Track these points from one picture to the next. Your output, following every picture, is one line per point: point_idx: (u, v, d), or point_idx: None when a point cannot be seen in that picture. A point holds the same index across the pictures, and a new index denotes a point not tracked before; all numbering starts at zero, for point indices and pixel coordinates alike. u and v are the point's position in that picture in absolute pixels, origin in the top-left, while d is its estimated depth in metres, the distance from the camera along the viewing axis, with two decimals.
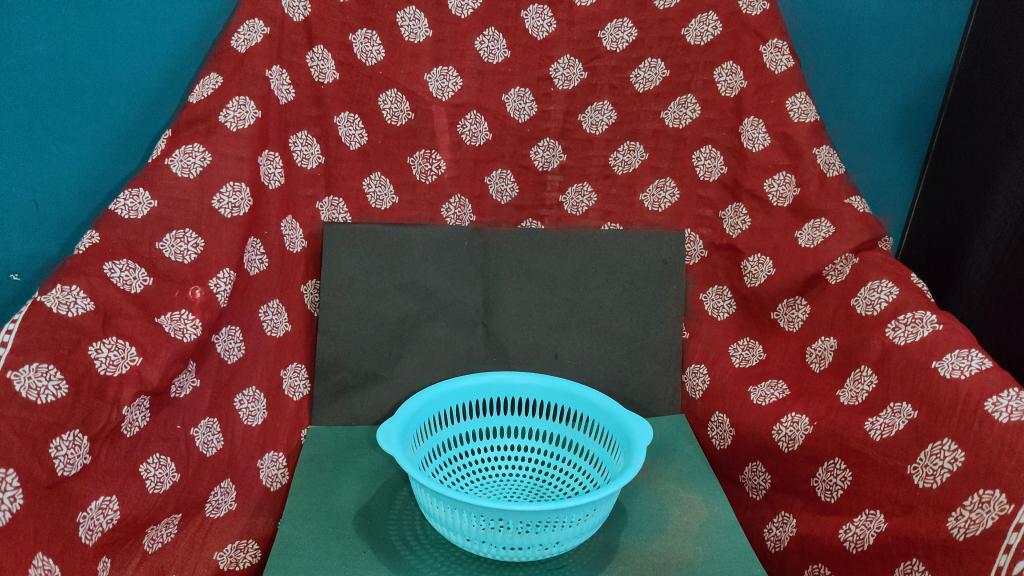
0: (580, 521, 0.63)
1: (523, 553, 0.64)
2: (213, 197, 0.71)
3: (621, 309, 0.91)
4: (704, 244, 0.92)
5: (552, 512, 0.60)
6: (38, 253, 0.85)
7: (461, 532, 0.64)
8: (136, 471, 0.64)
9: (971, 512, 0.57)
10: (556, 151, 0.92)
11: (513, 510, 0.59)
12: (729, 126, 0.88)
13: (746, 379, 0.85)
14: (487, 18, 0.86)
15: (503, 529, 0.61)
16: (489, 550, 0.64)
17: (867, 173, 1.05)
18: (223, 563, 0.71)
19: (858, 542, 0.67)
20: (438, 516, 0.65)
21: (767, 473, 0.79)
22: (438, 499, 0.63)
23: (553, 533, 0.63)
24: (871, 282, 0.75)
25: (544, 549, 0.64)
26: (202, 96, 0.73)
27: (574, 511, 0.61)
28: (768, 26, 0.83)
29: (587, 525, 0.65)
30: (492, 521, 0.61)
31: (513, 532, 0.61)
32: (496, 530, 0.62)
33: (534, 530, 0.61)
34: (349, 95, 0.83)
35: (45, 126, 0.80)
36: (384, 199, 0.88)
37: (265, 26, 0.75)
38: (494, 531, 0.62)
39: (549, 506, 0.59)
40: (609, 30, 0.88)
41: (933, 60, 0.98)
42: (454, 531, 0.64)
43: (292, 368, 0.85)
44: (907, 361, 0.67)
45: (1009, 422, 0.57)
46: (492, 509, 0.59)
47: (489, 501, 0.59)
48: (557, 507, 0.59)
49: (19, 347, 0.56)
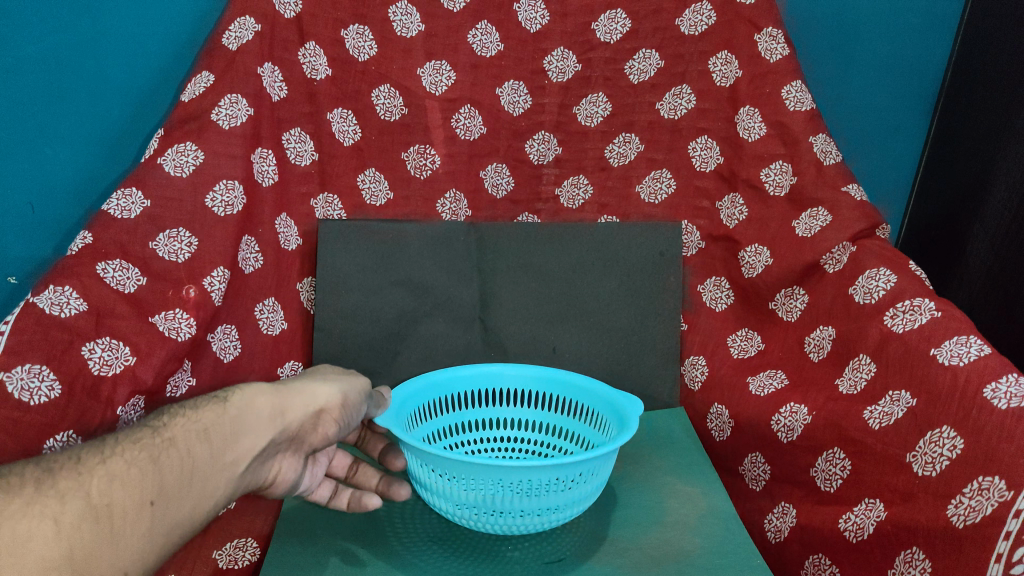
0: (575, 486, 0.63)
1: (519, 521, 0.64)
2: (207, 195, 0.71)
3: (619, 300, 0.91)
4: (702, 235, 0.92)
5: (545, 472, 0.60)
6: (34, 254, 0.84)
7: (457, 501, 0.64)
8: None
9: (971, 500, 0.56)
10: (551, 144, 0.92)
11: (504, 470, 0.59)
12: (725, 116, 0.87)
13: (745, 370, 0.84)
14: (480, 12, 0.86)
15: (498, 493, 0.61)
16: (485, 518, 0.64)
17: (864, 161, 1.04)
18: (223, 561, 0.72)
19: (858, 532, 0.66)
20: (432, 485, 0.65)
21: (766, 464, 0.79)
22: (434, 467, 0.63)
23: (547, 498, 0.62)
24: (869, 270, 0.74)
25: (539, 517, 0.64)
26: (193, 96, 0.72)
27: (565, 473, 0.61)
28: (763, 15, 0.82)
29: (580, 496, 0.65)
30: (488, 485, 0.61)
31: (508, 496, 0.61)
32: (493, 496, 0.62)
33: (529, 494, 0.61)
34: (343, 91, 0.83)
35: (39, 125, 0.80)
36: (378, 195, 0.88)
37: (256, 23, 0.73)
38: (492, 495, 0.62)
39: (540, 466, 0.59)
40: (602, 21, 0.88)
41: (933, 47, 0.97)
42: (450, 501, 0.65)
43: (290, 366, 0.84)
44: (906, 349, 0.67)
45: (1009, 409, 0.56)
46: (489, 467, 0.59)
47: (480, 461, 0.59)
48: (549, 467, 0.59)
49: (13, 347, 0.58)
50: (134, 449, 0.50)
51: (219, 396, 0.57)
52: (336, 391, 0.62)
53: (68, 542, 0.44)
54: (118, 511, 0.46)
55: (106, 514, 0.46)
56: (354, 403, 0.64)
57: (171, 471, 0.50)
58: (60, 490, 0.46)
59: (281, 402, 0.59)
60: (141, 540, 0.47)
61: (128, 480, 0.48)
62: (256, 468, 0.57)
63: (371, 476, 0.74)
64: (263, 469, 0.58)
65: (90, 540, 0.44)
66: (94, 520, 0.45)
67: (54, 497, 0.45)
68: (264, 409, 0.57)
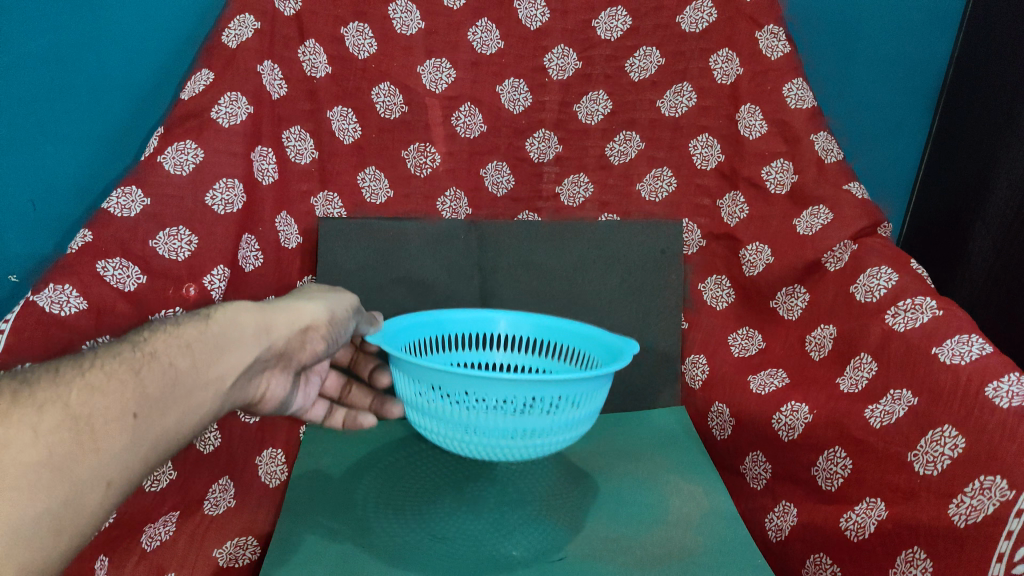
0: (561, 409, 0.64)
1: (501, 442, 0.65)
2: (207, 193, 0.71)
3: (619, 299, 0.90)
4: (703, 233, 0.91)
5: (526, 386, 0.61)
6: (34, 251, 0.83)
7: (443, 419, 0.65)
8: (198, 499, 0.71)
9: (972, 499, 0.56)
10: (552, 142, 0.92)
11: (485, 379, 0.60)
12: (725, 113, 0.87)
13: (746, 368, 0.84)
14: (480, 10, 0.86)
15: (481, 408, 0.63)
16: (469, 437, 0.65)
17: (865, 158, 1.04)
18: (223, 558, 0.71)
19: (859, 531, 0.66)
20: (421, 404, 0.67)
21: (767, 462, 0.79)
22: (423, 383, 0.65)
23: (529, 418, 0.63)
24: (871, 268, 0.74)
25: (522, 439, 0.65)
26: (193, 94, 0.72)
27: (547, 391, 0.62)
28: (764, 13, 0.82)
29: (566, 421, 0.65)
30: (471, 398, 0.62)
31: (490, 410, 0.62)
32: (475, 410, 0.63)
33: (511, 411, 0.62)
34: (342, 89, 0.83)
35: (39, 123, 0.80)
36: (379, 193, 0.88)
37: (256, 21, 0.73)
38: (482, 414, 0.63)
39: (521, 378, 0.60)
40: (603, 19, 0.88)
41: (934, 45, 0.97)
42: (437, 419, 0.66)
43: None
44: (907, 347, 0.67)
45: (1010, 408, 0.56)
46: (480, 382, 0.61)
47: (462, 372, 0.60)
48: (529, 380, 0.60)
49: (10, 346, 0.57)
50: (113, 363, 0.47)
51: (200, 312, 0.55)
52: (324, 309, 0.61)
53: (49, 451, 0.40)
54: (101, 422, 0.43)
55: (86, 426, 0.42)
56: (342, 321, 0.63)
57: (155, 383, 0.47)
58: (37, 401, 0.42)
59: (266, 318, 0.57)
60: (126, 452, 0.44)
61: (110, 391, 0.45)
62: (243, 385, 0.56)
63: (363, 397, 0.78)
64: (250, 387, 0.57)
65: (72, 451, 0.41)
66: (75, 430, 0.42)
67: (29, 408, 0.41)
68: (251, 325, 0.55)
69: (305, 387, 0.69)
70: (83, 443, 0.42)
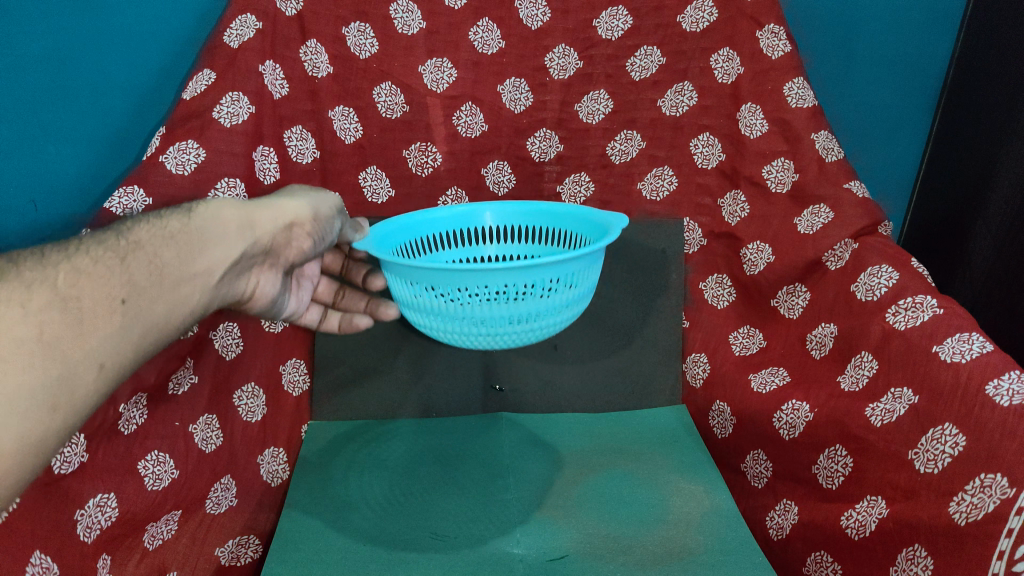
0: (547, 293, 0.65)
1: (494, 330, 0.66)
2: (210, 192, 0.73)
3: (620, 298, 0.91)
4: (704, 232, 0.91)
5: (512, 274, 0.61)
6: None
7: (433, 313, 0.66)
8: (201, 498, 0.71)
9: (972, 497, 0.56)
10: (552, 142, 0.92)
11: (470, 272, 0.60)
12: (726, 113, 0.87)
13: (747, 367, 0.84)
14: (481, 9, 0.86)
15: (471, 300, 0.63)
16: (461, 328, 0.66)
17: (866, 157, 1.05)
18: (224, 558, 0.72)
19: (860, 529, 0.66)
20: (411, 301, 0.67)
21: (768, 461, 0.79)
22: (410, 280, 0.65)
23: (518, 305, 0.64)
24: (871, 267, 0.74)
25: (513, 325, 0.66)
26: (195, 93, 0.72)
27: (532, 277, 0.62)
28: (765, 12, 0.82)
29: (553, 307, 0.67)
30: (459, 292, 0.63)
31: (479, 301, 0.63)
32: (465, 303, 0.64)
33: (500, 300, 0.63)
34: (344, 89, 0.83)
35: (41, 123, 0.79)
36: (380, 192, 0.88)
37: (257, 21, 0.74)
38: (475, 305, 0.64)
39: (506, 267, 0.60)
40: (603, 19, 0.87)
41: (935, 45, 0.96)
42: (428, 314, 0.67)
43: (290, 362, 0.85)
44: (908, 346, 0.67)
45: (1011, 406, 0.56)
46: (468, 274, 0.61)
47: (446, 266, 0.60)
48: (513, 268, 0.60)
49: None
50: (98, 250, 0.49)
51: (182, 208, 0.57)
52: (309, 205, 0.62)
53: (39, 326, 0.43)
54: (88, 304, 0.45)
55: (74, 303, 0.45)
56: (328, 219, 0.64)
57: (141, 272, 0.50)
58: (25, 280, 0.44)
59: (250, 214, 0.58)
60: (117, 335, 0.47)
61: (97, 276, 0.47)
62: (232, 279, 0.58)
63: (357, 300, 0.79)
64: (239, 283, 0.60)
65: (61, 328, 0.44)
66: (64, 309, 0.44)
67: (18, 286, 0.43)
68: (233, 220, 0.57)
69: (297, 292, 0.72)
70: (73, 320, 0.44)
